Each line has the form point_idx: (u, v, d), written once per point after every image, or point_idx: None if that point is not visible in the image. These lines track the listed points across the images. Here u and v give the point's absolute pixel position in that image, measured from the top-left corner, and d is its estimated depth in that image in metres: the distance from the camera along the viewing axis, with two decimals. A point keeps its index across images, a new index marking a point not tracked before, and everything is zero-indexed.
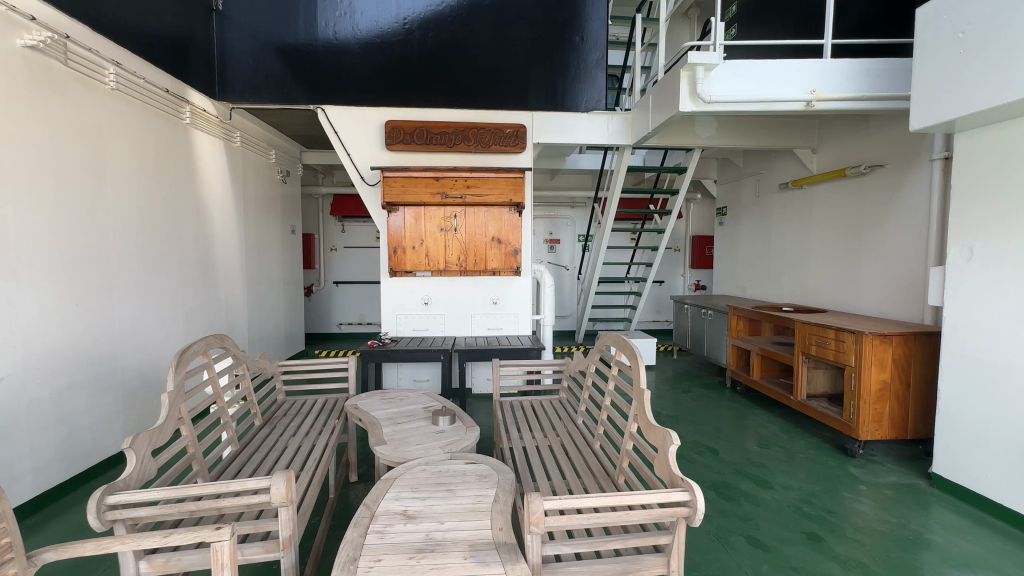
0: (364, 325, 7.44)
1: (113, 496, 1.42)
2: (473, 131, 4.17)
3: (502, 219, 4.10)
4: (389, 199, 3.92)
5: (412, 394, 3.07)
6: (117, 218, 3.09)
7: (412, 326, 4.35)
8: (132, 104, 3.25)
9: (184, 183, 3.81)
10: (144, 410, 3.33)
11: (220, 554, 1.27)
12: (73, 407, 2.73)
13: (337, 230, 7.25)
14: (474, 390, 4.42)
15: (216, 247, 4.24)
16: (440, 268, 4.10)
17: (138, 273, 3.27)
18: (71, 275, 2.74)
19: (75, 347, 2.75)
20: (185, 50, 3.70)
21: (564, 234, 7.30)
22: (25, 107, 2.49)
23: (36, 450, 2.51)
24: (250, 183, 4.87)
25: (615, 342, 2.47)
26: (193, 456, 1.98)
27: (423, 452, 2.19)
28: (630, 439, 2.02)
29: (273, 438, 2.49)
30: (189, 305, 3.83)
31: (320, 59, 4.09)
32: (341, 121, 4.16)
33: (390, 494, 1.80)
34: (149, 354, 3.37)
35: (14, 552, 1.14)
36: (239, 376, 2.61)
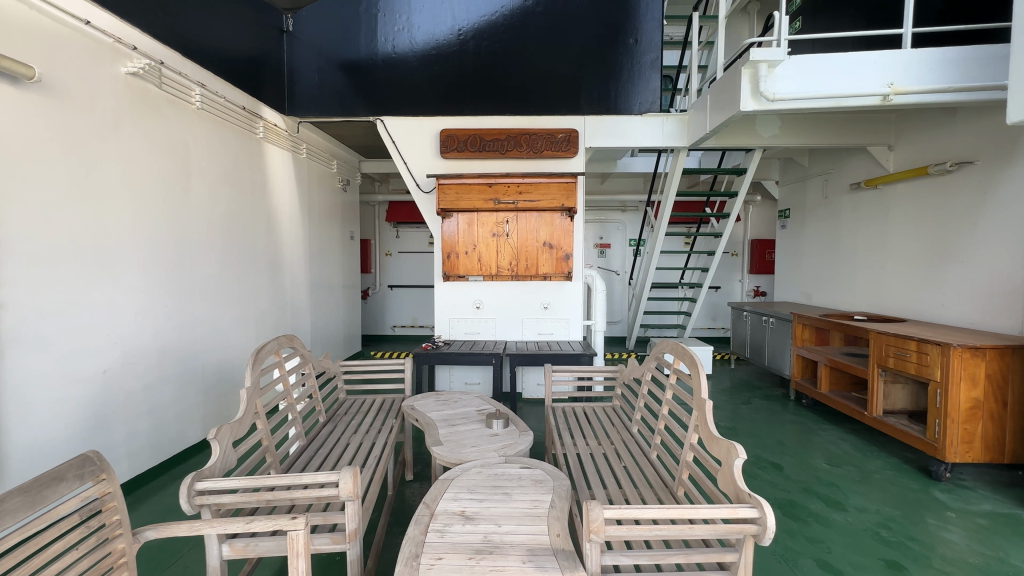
0: (416, 327, 7.65)
1: (201, 483, 1.54)
2: (525, 137, 4.21)
3: (553, 224, 4.10)
4: (444, 206, 4.02)
5: (465, 396, 3.13)
6: (201, 226, 3.37)
7: (465, 329, 4.42)
8: (215, 121, 3.54)
9: (257, 193, 4.09)
10: (221, 404, 3.60)
11: (295, 542, 1.34)
12: (161, 399, 2.99)
13: (392, 235, 7.52)
14: (524, 394, 4.44)
15: (284, 253, 4.51)
16: (491, 273, 4.16)
17: (217, 276, 3.55)
18: (162, 278, 3.01)
19: (163, 344, 3.01)
20: (259, 70, 3.99)
21: (614, 238, 7.19)
22: (128, 128, 2.77)
23: (131, 437, 2.77)
24: (314, 192, 5.16)
25: (673, 349, 2.41)
26: (267, 449, 2.12)
27: (479, 454, 2.22)
28: (691, 450, 1.95)
29: (336, 435, 2.61)
30: (260, 307, 4.10)
31: (380, 72, 4.27)
32: (398, 131, 4.32)
33: (448, 494, 1.84)
34: (225, 352, 3.63)
35: (122, 529, 1.24)
36: (306, 376, 2.76)
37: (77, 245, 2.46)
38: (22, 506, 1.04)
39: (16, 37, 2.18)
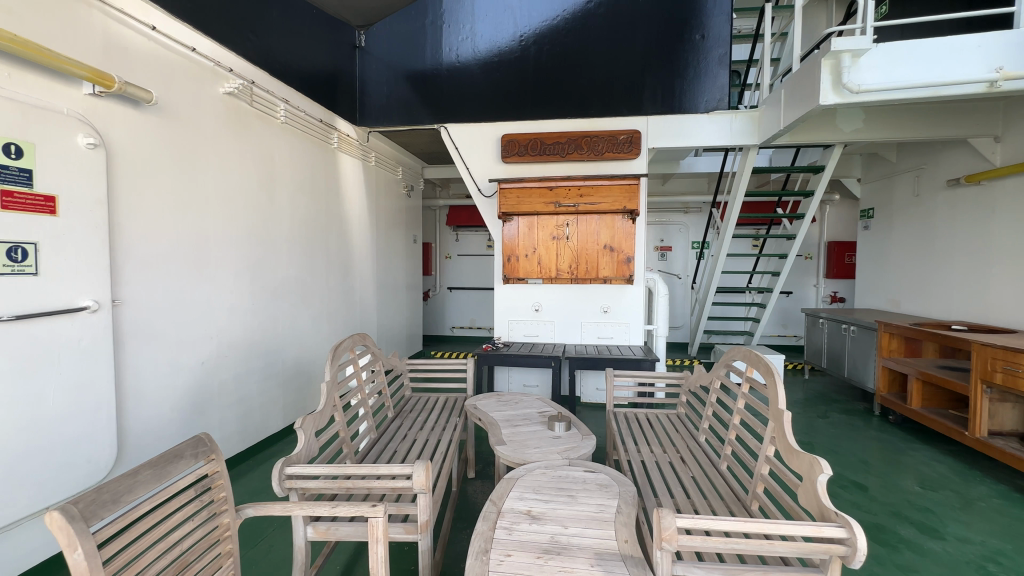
0: (474, 328, 7.80)
1: (290, 468, 1.67)
2: (586, 139, 4.19)
3: (614, 227, 4.05)
4: (505, 210, 4.09)
5: (526, 398, 3.16)
6: (283, 231, 3.65)
7: (524, 332, 4.46)
8: (297, 134, 3.82)
9: (331, 199, 4.36)
10: (299, 397, 3.86)
11: (375, 528, 1.41)
12: (248, 389, 3.26)
13: (452, 239, 7.74)
14: (583, 399, 4.40)
15: (354, 255, 4.77)
16: (551, 276, 4.18)
17: (296, 277, 3.82)
18: (250, 278, 3.28)
19: (250, 339, 3.28)
20: (335, 84, 4.26)
21: (676, 241, 6.97)
22: (224, 141, 3.06)
23: (223, 423, 3.04)
24: (382, 197, 5.41)
25: (745, 356, 2.30)
26: (344, 440, 2.26)
27: (542, 456, 2.24)
28: (766, 463, 1.86)
29: (403, 430, 2.72)
30: (332, 306, 4.36)
31: (444, 81, 4.42)
32: (461, 137, 4.44)
33: (513, 493, 1.87)
34: (302, 348, 3.90)
35: (228, 505, 1.36)
36: (376, 373, 2.91)
37: (181, 250, 2.73)
38: (149, 478, 1.17)
39: (138, 66, 2.47)
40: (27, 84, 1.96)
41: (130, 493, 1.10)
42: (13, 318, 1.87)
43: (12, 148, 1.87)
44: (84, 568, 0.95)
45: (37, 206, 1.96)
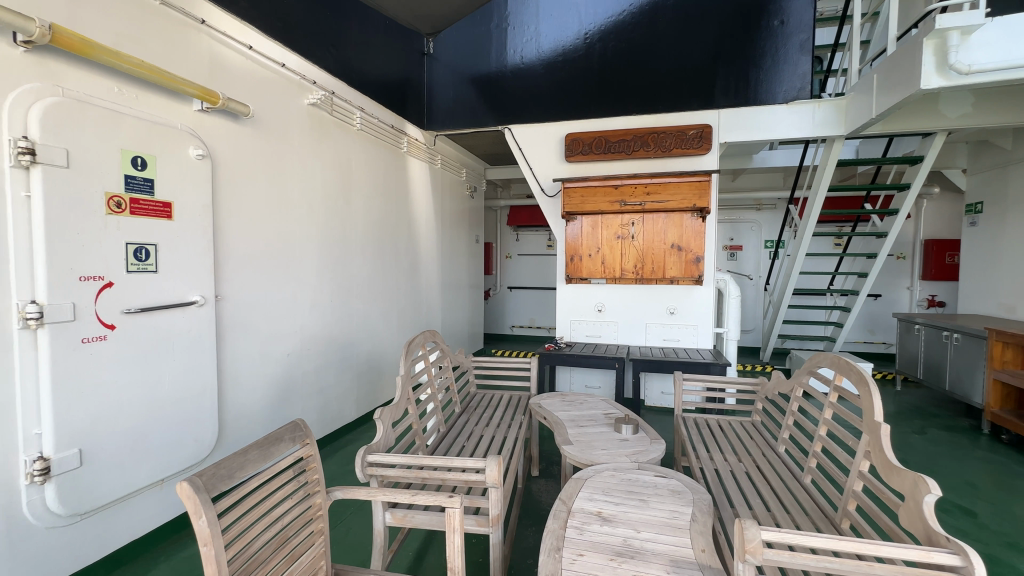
0: (534, 328, 7.82)
1: (372, 456, 1.77)
2: (653, 136, 4.08)
3: (683, 226, 3.91)
4: (568, 210, 4.08)
5: (591, 399, 3.13)
6: (358, 231, 3.86)
7: (586, 332, 4.41)
8: (370, 140, 4.02)
9: (401, 201, 4.54)
10: (370, 389, 4.07)
11: (452, 518, 1.45)
12: (326, 380, 3.48)
13: (512, 239, 7.81)
14: (647, 402, 4.29)
15: (420, 255, 4.95)
16: (615, 276, 4.11)
17: (369, 276, 4.02)
18: (329, 277, 3.50)
19: (328, 333, 3.50)
20: (405, 90, 4.44)
21: (747, 240, 6.61)
22: (308, 148, 3.28)
23: (305, 411, 3.26)
24: (447, 198, 5.57)
25: (833, 363, 2.14)
26: (416, 432, 2.35)
27: (610, 458, 2.21)
28: (859, 479, 1.72)
29: (470, 425, 2.79)
30: (400, 303, 4.55)
31: (508, 83, 4.47)
32: (525, 138, 4.48)
33: (583, 493, 1.86)
34: (374, 343, 4.10)
35: (320, 487, 1.46)
36: (444, 369, 3.00)
37: (271, 250, 2.96)
38: (257, 458, 1.28)
39: (238, 83, 2.72)
40: (149, 104, 2.21)
41: (241, 470, 1.22)
42: (139, 311, 2.13)
43: (139, 161, 2.12)
44: (206, 534, 1.07)
45: (157, 211, 2.21)
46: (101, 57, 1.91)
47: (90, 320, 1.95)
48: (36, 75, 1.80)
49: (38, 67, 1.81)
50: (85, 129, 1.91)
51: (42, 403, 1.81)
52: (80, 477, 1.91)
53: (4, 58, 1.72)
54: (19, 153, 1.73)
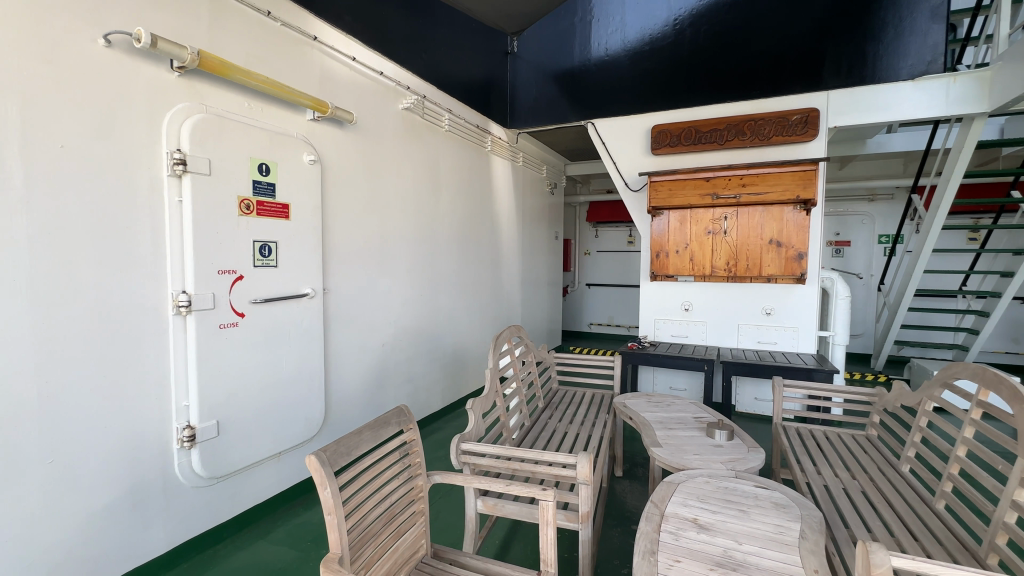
0: (613, 326, 7.65)
1: (465, 444, 1.84)
2: (749, 124, 3.81)
3: (783, 220, 3.63)
4: (655, 204, 3.91)
5: (679, 401, 3.00)
6: (444, 229, 4.02)
7: (672, 332, 4.23)
8: (457, 140, 4.17)
9: (484, 199, 4.66)
10: (455, 381, 4.23)
11: (545, 511, 1.47)
12: (415, 370, 3.67)
13: (592, 235, 7.71)
14: (738, 407, 4.04)
15: (502, 251, 5.04)
16: (704, 273, 3.90)
17: (454, 271, 4.17)
18: (418, 271, 3.69)
19: (417, 326, 3.68)
20: (490, 90, 4.54)
21: (857, 235, 5.96)
22: (402, 150, 3.47)
23: (397, 398, 3.46)
24: (528, 195, 5.62)
25: (975, 375, 1.87)
26: (503, 424, 2.41)
27: (704, 464, 2.11)
28: (1012, 509, 1.49)
29: (554, 421, 2.79)
30: (483, 298, 4.67)
31: (592, 77, 4.40)
32: (609, 132, 4.39)
33: (676, 497, 1.79)
34: (457, 336, 4.25)
35: (422, 470, 1.54)
36: (528, 364, 3.03)
37: (370, 247, 3.18)
38: (369, 438, 1.38)
39: (344, 93, 2.95)
40: (272, 116, 2.46)
41: (357, 448, 1.33)
42: (263, 301, 2.39)
43: (264, 167, 2.38)
44: (331, 503, 1.18)
45: (277, 212, 2.47)
46: (236, 77, 2.16)
47: (225, 308, 2.22)
48: (186, 95, 2.08)
49: (188, 89, 2.09)
50: (223, 140, 2.18)
51: (190, 378, 2.10)
52: (218, 445, 2.20)
53: (163, 82, 2.01)
54: (174, 163, 2.01)
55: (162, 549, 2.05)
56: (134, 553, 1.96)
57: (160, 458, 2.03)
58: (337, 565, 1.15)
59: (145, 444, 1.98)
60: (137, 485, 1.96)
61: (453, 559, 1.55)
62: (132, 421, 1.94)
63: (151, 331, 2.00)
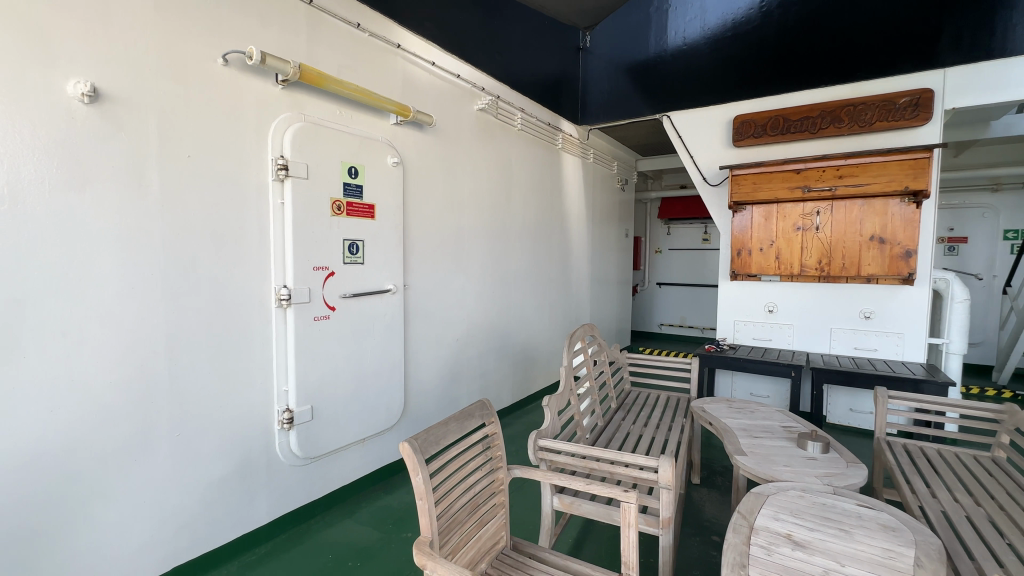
0: (685, 327, 7.34)
1: (543, 441, 1.86)
2: (846, 109, 3.50)
3: (887, 214, 3.30)
4: (737, 199, 3.67)
5: (764, 407, 2.82)
6: (516, 226, 4.06)
7: (754, 335, 3.97)
8: (529, 138, 4.19)
9: (554, 196, 4.64)
10: (525, 378, 4.27)
11: (628, 513, 1.44)
12: (486, 365, 3.74)
13: (663, 232, 7.44)
14: (830, 418, 3.74)
15: (571, 249, 5.00)
16: (792, 272, 3.64)
17: (525, 268, 4.20)
18: (491, 269, 3.76)
19: (489, 322, 3.76)
20: (561, 87, 4.53)
21: (976, 230, 5.27)
22: (476, 149, 3.55)
23: (469, 392, 3.56)
24: (598, 192, 5.52)
25: None
26: (578, 423, 2.39)
27: (796, 476, 1.97)
28: None
29: (627, 422, 2.73)
30: (552, 295, 4.66)
31: (668, 68, 4.21)
32: (686, 124, 4.21)
33: (766, 510, 1.69)
34: (527, 333, 4.28)
35: (503, 464, 1.57)
36: (600, 363, 2.99)
37: (446, 245, 3.29)
38: (455, 429, 1.43)
39: (424, 97, 3.07)
40: (360, 121, 2.61)
41: (444, 438, 1.38)
42: (352, 296, 2.55)
43: (353, 170, 2.53)
44: (422, 489, 1.23)
45: (364, 212, 2.62)
46: (331, 87, 2.32)
47: (319, 302, 2.39)
48: (288, 107, 2.27)
49: (290, 100, 2.28)
50: (319, 146, 2.35)
51: (289, 366, 2.29)
52: (312, 428, 2.38)
53: (270, 95, 2.21)
54: (278, 169, 2.20)
55: (266, 520, 2.27)
56: (243, 521, 2.18)
57: (264, 437, 2.24)
58: (428, 548, 1.20)
59: (253, 424, 2.19)
60: (245, 461, 2.17)
61: (533, 553, 1.56)
62: (242, 402, 2.15)
63: (259, 321, 2.21)
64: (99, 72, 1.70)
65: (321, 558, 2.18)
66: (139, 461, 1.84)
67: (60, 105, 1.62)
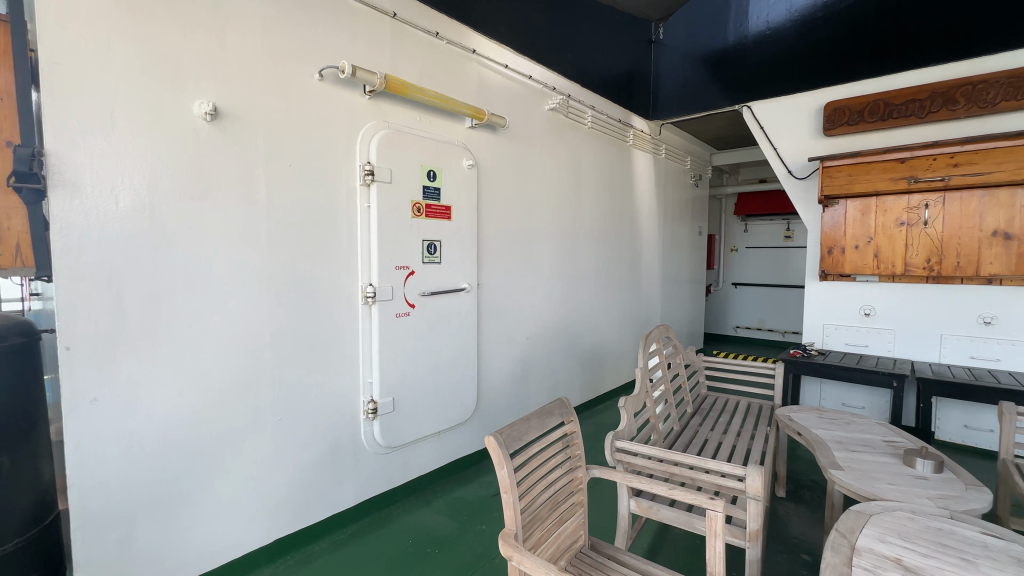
0: (764, 330, 6.89)
1: (620, 442, 1.84)
2: (962, 89, 3.12)
3: (1013, 206, 2.94)
4: (828, 193, 3.39)
5: (861, 419, 2.59)
6: (585, 225, 4.02)
7: (847, 340, 3.65)
8: (599, 136, 4.14)
9: (625, 194, 4.54)
10: (594, 379, 4.23)
11: (714, 522, 1.39)
12: (556, 364, 3.74)
13: (740, 230, 7.04)
14: (938, 435, 3.36)
15: (642, 247, 4.87)
16: (894, 272, 3.31)
17: (594, 267, 4.16)
18: (560, 268, 3.75)
19: (558, 321, 3.76)
20: (632, 83, 4.43)
21: None
22: (546, 149, 3.56)
23: (538, 391, 3.58)
24: (670, 188, 5.33)
25: None
26: (654, 426, 2.33)
27: (903, 496, 1.79)
28: None
29: (705, 428, 2.62)
30: (621, 295, 4.57)
31: (749, 56, 3.99)
32: (769, 115, 3.96)
33: (869, 530, 1.55)
34: (596, 333, 4.23)
35: (582, 463, 1.57)
36: (676, 366, 2.89)
37: (517, 244, 3.33)
38: (537, 426, 1.46)
39: (497, 99, 3.13)
40: (438, 127, 2.71)
41: (527, 434, 1.41)
42: (430, 294, 2.66)
43: (432, 173, 2.64)
44: (507, 483, 1.27)
45: (441, 213, 2.71)
46: (413, 95, 2.43)
47: (400, 299, 2.52)
48: (373, 115, 2.41)
49: (375, 109, 2.42)
50: (401, 152, 2.48)
51: (373, 360, 2.43)
52: (393, 419, 2.52)
53: (358, 106, 2.35)
54: (365, 174, 2.35)
55: (352, 502, 2.43)
56: (333, 502, 2.34)
57: (352, 425, 2.40)
58: (513, 540, 1.23)
59: (342, 412, 2.35)
60: (336, 446, 2.34)
61: (612, 554, 1.54)
62: (332, 392, 2.32)
63: (348, 316, 2.36)
64: (219, 92, 1.90)
65: (402, 542, 2.30)
66: (248, 441, 2.04)
67: (188, 123, 1.83)
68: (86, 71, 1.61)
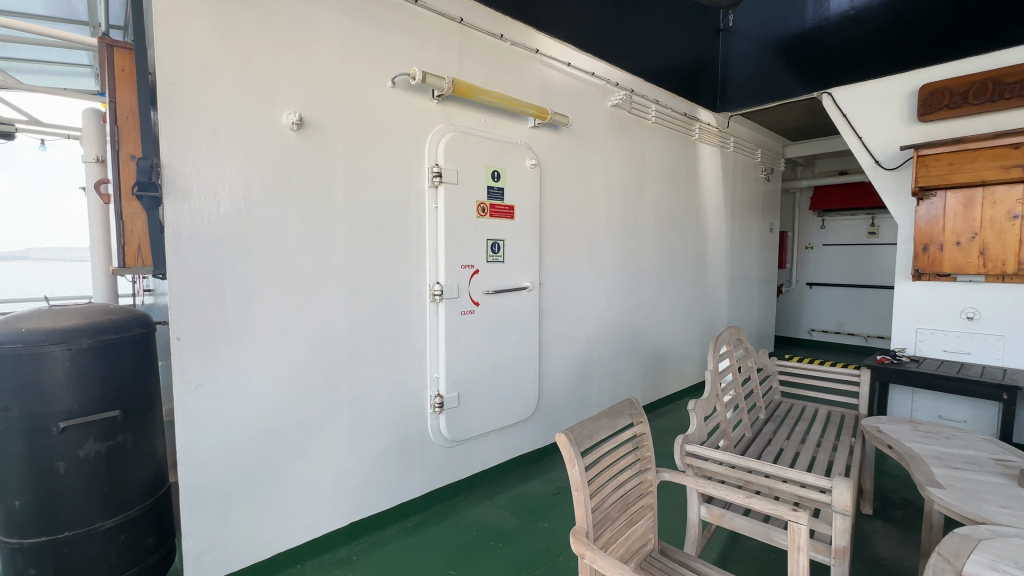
0: (843, 334, 6.39)
1: (690, 445, 1.79)
2: None
3: None
4: (924, 184, 3.10)
5: (964, 433, 2.33)
6: (648, 223, 3.92)
7: (946, 346, 3.31)
8: (664, 131, 4.01)
9: (690, 190, 4.38)
10: (656, 382, 4.11)
11: (797, 534, 1.31)
12: (617, 365, 3.69)
13: (816, 226, 6.58)
14: None
15: (708, 246, 4.68)
16: (1006, 271, 2.95)
17: (657, 266, 4.05)
18: (622, 267, 3.69)
19: (619, 321, 3.69)
20: (699, 75, 4.27)
21: None
22: (609, 147, 3.51)
23: (599, 391, 3.54)
24: (738, 183, 5.07)
25: None
26: (724, 431, 2.22)
27: (1018, 521, 1.60)
28: None
29: (781, 436, 2.47)
30: (686, 295, 4.42)
31: (829, 39, 3.77)
32: (853, 102, 3.67)
33: (977, 556, 1.39)
34: (659, 334, 4.11)
35: (652, 466, 1.54)
36: (747, 370, 2.75)
37: (578, 243, 3.31)
38: (607, 425, 1.45)
39: (559, 98, 3.12)
40: (502, 128, 2.76)
41: (598, 433, 1.40)
42: (493, 293, 2.71)
43: (496, 174, 2.68)
44: (578, 480, 1.26)
45: (505, 213, 2.75)
46: (480, 96, 2.48)
47: (465, 297, 2.59)
48: (441, 119, 2.49)
49: (443, 113, 2.50)
50: (468, 153, 2.54)
51: (439, 356, 2.52)
52: (458, 414, 2.59)
53: (427, 110, 2.44)
54: (433, 176, 2.43)
55: (420, 492, 2.52)
56: (402, 491, 2.45)
57: (420, 418, 2.50)
58: (585, 538, 1.23)
59: (411, 406, 2.45)
60: (405, 438, 2.44)
61: (683, 561, 1.50)
62: (402, 386, 2.42)
63: (416, 314, 2.46)
64: (303, 102, 2.04)
65: (467, 534, 2.36)
66: (327, 429, 2.18)
67: (277, 132, 1.98)
68: (193, 89, 1.78)
